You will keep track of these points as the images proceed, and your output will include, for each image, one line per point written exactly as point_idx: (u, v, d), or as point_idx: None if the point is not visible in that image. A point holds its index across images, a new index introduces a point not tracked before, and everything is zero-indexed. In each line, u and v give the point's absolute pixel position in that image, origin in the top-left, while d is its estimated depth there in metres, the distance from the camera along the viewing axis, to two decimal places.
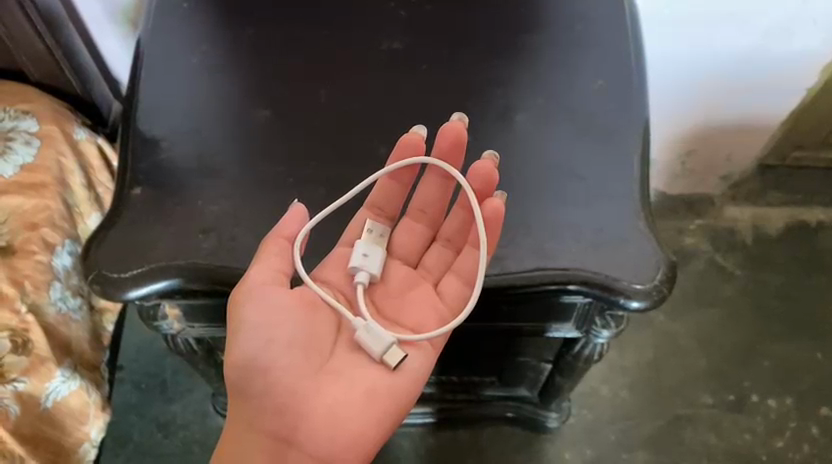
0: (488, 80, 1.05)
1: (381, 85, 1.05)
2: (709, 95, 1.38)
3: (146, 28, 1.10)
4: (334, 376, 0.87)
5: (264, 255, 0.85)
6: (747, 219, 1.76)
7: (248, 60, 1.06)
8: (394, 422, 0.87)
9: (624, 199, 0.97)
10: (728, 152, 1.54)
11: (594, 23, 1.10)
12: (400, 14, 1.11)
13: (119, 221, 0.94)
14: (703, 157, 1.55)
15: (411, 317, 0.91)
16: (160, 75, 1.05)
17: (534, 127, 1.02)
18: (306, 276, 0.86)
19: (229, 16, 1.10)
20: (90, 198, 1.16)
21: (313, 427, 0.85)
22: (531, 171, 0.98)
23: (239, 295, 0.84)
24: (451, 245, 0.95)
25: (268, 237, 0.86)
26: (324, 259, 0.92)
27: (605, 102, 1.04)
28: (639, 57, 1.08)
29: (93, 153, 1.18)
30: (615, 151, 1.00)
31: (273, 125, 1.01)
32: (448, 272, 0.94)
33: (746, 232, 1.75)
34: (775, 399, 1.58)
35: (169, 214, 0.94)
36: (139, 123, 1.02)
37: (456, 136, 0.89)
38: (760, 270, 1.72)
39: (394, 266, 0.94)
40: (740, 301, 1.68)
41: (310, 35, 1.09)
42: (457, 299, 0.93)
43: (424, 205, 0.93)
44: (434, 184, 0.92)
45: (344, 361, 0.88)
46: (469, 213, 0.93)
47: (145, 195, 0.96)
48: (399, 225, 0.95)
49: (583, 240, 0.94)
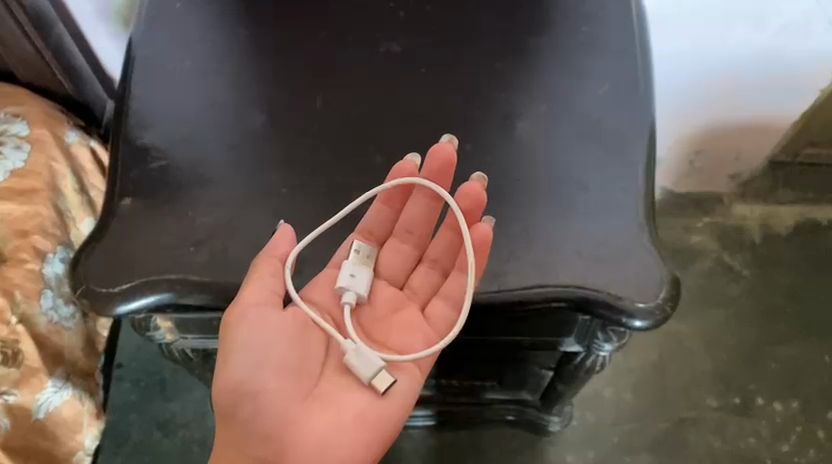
0: (491, 85, 1.02)
1: (379, 89, 1.02)
2: (719, 95, 1.34)
3: (138, 27, 1.06)
4: (322, 400, 0.86)
5: (258, 273, 0.84)
6: (756, 218, 1.72)
7: (243, 63, 1.03)
8: (381, 447, 0.87)
9: (629, 211, 0.94)
10: (737, 151, 1.50)
11: (600, 24, 1.06)
12: (400, 15, 1.07)
13: (108, 232, 0.92)
14: (712, 156, 1.51)
15: (399, 339, 0.90)
16: (152, 79, 1.02)
17: (538, 135, 0.98)
18: (298, 297, 0.85)
19: (224, 16, 1.06)
20: (82, 202, 1.13)
21: (300, 451, 0.84)
22: (534, 183, 0.95)
23: (234, 315, 0.84)
24: (438, 266, 0.94)
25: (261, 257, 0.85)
26: (310, 279, 0.90)
27: (611, 109, 1.00)
28: (647, 62, 1.04)
29: (85, 156, 1.15)
30: (621, 161, 0.97)
31: (268, 131, 0.98)
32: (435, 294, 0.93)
33: (755, 230, 1.72)
34: (781, 403, 1.55)
35: (161, 225, 0.92)
36: (130, 130, 0.99)
37: (446, 160, 0.88)
38: (769, 270, 1.69)
39: (381, 286, 0.92)
40: (747, 302, 1.66)
41: (307, 36, 1.05)
42: (444, 321, 0.91)
43: (412, 225, 0.92)
44: (422, 205, 0.91)
45: (333, 385, 0.87)
46: (458, 235, 0.91)
47: (136, 205, 0.93)
48: (386, 245, 0.93)
49: (586, 255, 0.91)
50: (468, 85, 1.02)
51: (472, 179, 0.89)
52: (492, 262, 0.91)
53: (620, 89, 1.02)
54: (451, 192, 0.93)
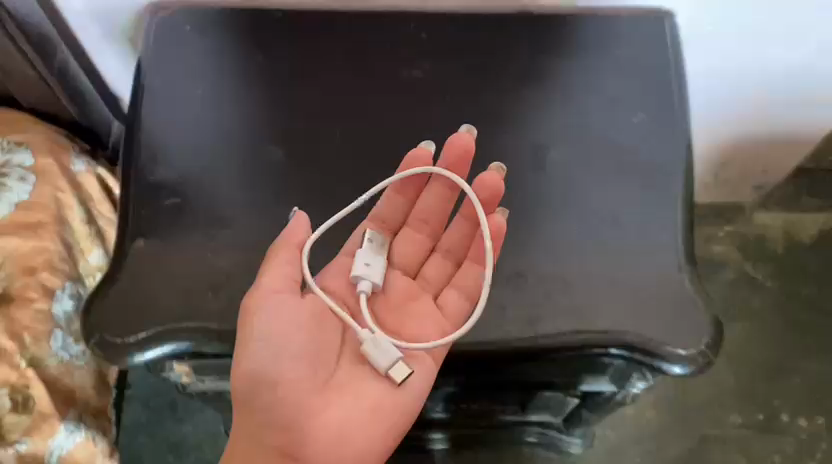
0: (519, 114, 0.97)
1: (402, 119, 0.97)
2: (749, 110, 1.29)
3: (148, 54, 1.00)
4: (338, 389, 0.84)
5: (276, 262, 0.80)
6: (778, 226, 1.69)
7: (257, 90, 0.97)
8: (397, 435, 0.85)
9: (669, 248, 0.90)
10: (763, 165, 1.45)
11: (631, 46, 1.02)
12: (422, 37, 1.02)
13: (121, 278, 0.87)
14: (737, 168, 1.47)
15: (413, 328, 0.88)
16: (164, 111, 0.97)
17: (571, 167, 0.94)
18: (315, 286, 0.81)
19: (237, 41, 1.00)
20: (91, 233, 1.08)
21: (316, 443, 0.82)
22: (569, 221, 0.90)
23: (250, 304, 0.79)
24: (450, 256, 0.92)
25: (280, 245, 0.81)
26: (325, 266, 0.87)
27: (648, 139, 0.96)
28: (683, 86, 1.00)
29: (93, 186, 1.10)
30: (658, 194, 0.93)
31: (286, 165, 0.93)
32: (448, 284, 0.91)
33: (777, 239, 1.68)
34: (807, 418, 1.53)
35: (178, 269, 0.87)
36: (143, 171, 0.93)
37: (464, 151, 0.86)
38: (792, 280, 1.65)
39: (396, 275, 0.90)
40: (771, 314, 1.62)
41: (324, 61, 1.00)
42: (458, 311, 0.89)
43: (427, 216, 0.91)
44: (437, 194, 0.90)
45: (349, 375, 0.85)
46: (472, 225, 0.90)
47: (149, 248, 0.89)
48: (400, 236, 0.92)
49: (626, 300, 0.86)
50: (496, 113, 0.97)
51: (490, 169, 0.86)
52: (527, 306, 0.86)
53: (653, 116, 0.97)
54: (467, 181, 0.91)
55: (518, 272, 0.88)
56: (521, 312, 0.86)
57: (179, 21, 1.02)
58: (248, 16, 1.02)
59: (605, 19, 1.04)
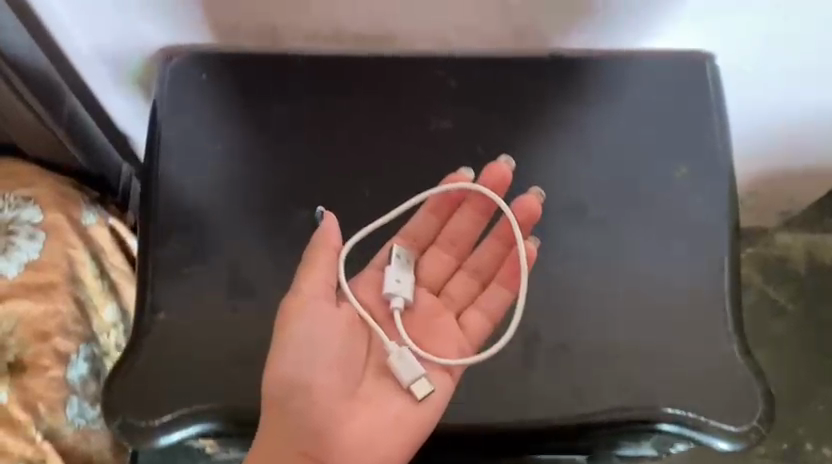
0: (557, 168, 0.91)
1: (433, 175, 0.91)
2: (786, 149, 1.22)
3: (161, 105, 0.94)
4: (364, 399, 0.78)
5: (317, 266, 0.77)
6: (800, 246, 1.63)
7: (280, 145, 0.92)
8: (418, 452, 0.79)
9: (717, 318, 0.86)
10: (792, 193, 1.40)
11: (671, 92, 0.96)
12: (450, 84, 0.96)
13: (143, 355, 0.83)
14: (766, 196, 1.42)
15: (437, 348, 0.83)
16: (181, 169, 0.91)
17: (613, 227, 0.89)
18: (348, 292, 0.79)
19: (256, 91, 0.95)
20: (104, 288, 1.04)
21: (340, 456, 0.77)
22: (614, 288, 0.86)
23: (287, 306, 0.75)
24: (477, 276, 0.87)
25: (317, 248, 0.78)
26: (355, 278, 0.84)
27: (691, 193, 0.91)
28: (725, 134, 0.95)
29: (105, 237, 1.05)
30: (704, 258, 0.89)
31: (312, 228, 0.88)
32: (472, 303, 0.86)
33: (799, 264, 1.63)
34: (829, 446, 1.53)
35: (202, 345, 0.83)
36: (163, 237, 0.88)
37: (503, 178, 0.83)
38: (816, 303, 1.62)
39: (423, 295, 0.85)
40: (793, 339, 1.60)
41: (348, 112, 0.94)
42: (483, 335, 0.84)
43: (457, 237, 0.87)
44: (469, 216, 0.86)
45: (376, 385, 0.79)
46: (503, 246, 0.86)
47: (171, 321, 0.84)
48: (428, 254, 0.87)
49: (675, 374, 0.83)
50: (533, 167, 0.91)
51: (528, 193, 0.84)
52: (572, 381, 0.82)
53: (697, 169, 0.93)
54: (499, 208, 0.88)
55: (561, 344, 0.83)
56: (565, 387, 0.82)
57: (194, 68, 0.96)
58: (266, 62, 0.96)
59: (644, 60, 0.98)
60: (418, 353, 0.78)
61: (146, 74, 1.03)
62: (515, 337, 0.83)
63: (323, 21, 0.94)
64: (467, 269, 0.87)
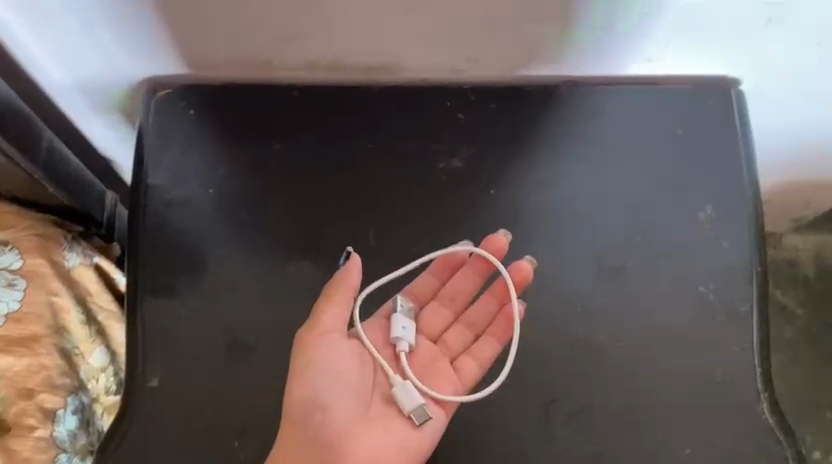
0: (572, 214, 0.85)
1: (443, 221, 0.85)
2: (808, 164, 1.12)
3: (146, 144, 0.87)
4: (372, 421, 0.74)
5: (337, 298, 0.72)
6: (809, 248, 1.55)
7: (277, 192, 0.85)
8: None
9: (747, 375, 0.81)
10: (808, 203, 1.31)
11: (695, 125, 0.88)
12: (459, 119, 0.88)
13: (136, 423, 0.79)
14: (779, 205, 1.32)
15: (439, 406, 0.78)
16: (168, 217, 0.85)
17: (634, 278, 0.83)
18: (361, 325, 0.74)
19: (247, 129, 0.88)
20: (90, 332, 0.98)
21: None
22: (634, 346, 0.82)
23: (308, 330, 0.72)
24: (473, 328, 0.81)
25: (339, 279, 0.73)
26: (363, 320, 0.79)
27: (716, 239, 0.84)
28: (753, 170, 0.87)
29: (90, 277, 0.99)
30: (733, 309, 0.82)
31: (312, 284, 0.83)
32: (466, 351, 0.80)
33: (806, 264, 1.57)
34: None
35: (199, 412, 0.79)
36: (151, 295, 0.83)
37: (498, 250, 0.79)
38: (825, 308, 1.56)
39: (419, 352, 0.79)
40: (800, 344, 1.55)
41: (349, 153, 0.87)
42: (472, 387, 0.79)
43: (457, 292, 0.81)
44: (470, 273, 0.81)
45: (385, 409, 0.75)
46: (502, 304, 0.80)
47: (165, 386, 0.80)
48: (428, 306, 0.81)
49: (698, 439, 0.79)
50: (547, 214, 0.85)
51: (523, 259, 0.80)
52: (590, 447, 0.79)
53: (725, 212, 0.85)
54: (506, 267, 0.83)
55: (581, 406, 0.80)
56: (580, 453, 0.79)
57: (180, 105, 0.88)
58: (258, 96, 0.89)
59: (666, 88, 0.89)
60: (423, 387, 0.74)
61: (130, 103, 0.94)
62: (530, 401, 0.80)
63: (321, 53, 0.85)
64: (475, 328, 0.81)
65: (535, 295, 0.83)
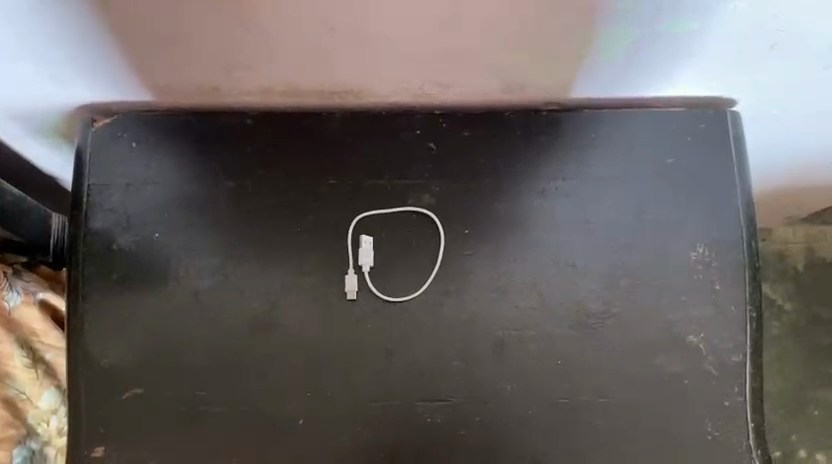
0: (554, 254, 0.78)
1: (413, 267, 0.77)
2: (803, 169, 1.01)
3: (81, 179, 0.78)
4: (327, 406, 0.75)
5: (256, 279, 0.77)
6: (800, 240, 1.29)
7: (231, 237, 0.77)
8: (389, 453, 0.74)
9: (738, 433, 0.76)
10: (800, 203, 1.16)
11: (690, 153, 0.80)
12: (430, 149, 0.79)
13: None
14: (771, 207, 1.16)
15: (406, 443, 0.74)
16: (109, 265, 0.77)
17: (620, 327, 0.77)
18: (301, 300, 0.76)
19: (192, 163, 0.78)
20: (38, 374, 0.90)
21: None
22: (622, 403, 0.76)
23: (241, 326, 0.76)
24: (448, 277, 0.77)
25: (249, 269, 0.77)
26: (314, 304, 0.76)
27: (709, 282, 0.78)
28: (750, 204, 0.80)
29: (35, 315, 0.92)
30: (724, 361, 0.77)
31: (271, 339, 0.76)
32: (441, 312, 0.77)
33: (797, 256, 1.29)
34: (826, 454, 1.21)
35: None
36: (93, 353, 0.75)
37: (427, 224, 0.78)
38: (820, 302, 1.27)
39: (398, 296, 0.77)
40: (788, 343, 1.26)
41: (309, 190, 0.78)
42: (450, 389, 0.76)
43: (425, 238, 0.77)
44: (439, 226, 0.78)
45: (337, 395, 0.75)
46: (466, 265, 0.77)
47: (112, 457, 0.74)
48: (399, 254, 0.77)
49: None
50: (527, 257, 0.78)
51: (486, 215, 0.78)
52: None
53: (719, 252, 0.78)
54: (476, 296, 0.77)
55: None
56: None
57: (120, 137, 0.78)
58: (208, 125, 0.79)
59: (659, 111, 0.80)
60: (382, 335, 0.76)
61: (67, 127, 0.84)
62: None
63: (276, 81, 0.75)
64: (449, 387, 0.76)
65: (515, 348, 0.76)
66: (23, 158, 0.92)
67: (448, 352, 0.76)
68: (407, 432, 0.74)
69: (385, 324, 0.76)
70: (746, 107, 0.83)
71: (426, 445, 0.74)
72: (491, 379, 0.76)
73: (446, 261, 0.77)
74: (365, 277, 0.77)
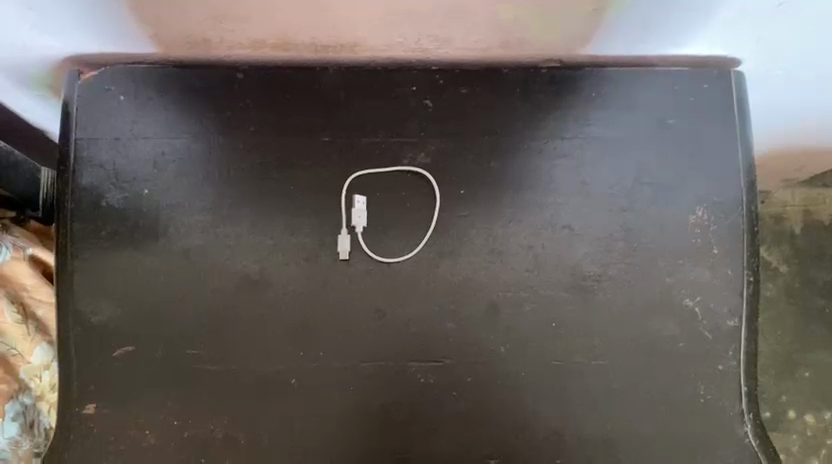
0: (551, 216, 0.77)
1: (407, 227, 0.76)
2: (805, 131, 0.99)
3: (69, 134, 0.76)
4: (320, 366, 0.74)
5: (251, 239, 0.75)
6: (798, 203, 1.28)
7: (222, 194, 0.76)
8: (382, 413, 0.74)
9: (730, 397, 0.76)
10: (800, 166, 1.15)
11: (692, 114, 0.78)
12: (427, 106, 0.77)
13: (68, 455, 0.73)
14: (771, 169, 1.15)
15: (398, 404, 0.74)
16: (98, 221, 0.75)
17: (615, 290, 0.76)
18: (297, 260, 0.75)
19: (183, 119, 0.76)
20: (29, 330, 0.89)
21: (302, 424, 0.74)
22: (615, 367, 0.76)
23: (236, 286, 0.75)
24: (444, 240, 0.76)
25: (244, 229, 0.76)
26: (308, 263, 0.75)
27: (707, 246, 0.77)
28: (751, 167, 0.78)
29: (24, 272, 0.92)
30: (720, 325, 0.77)
31: (263, 298, 0.75)
32: (436, 273, 0.76)
33: (794, 219, 1.28)
34: (815, 415, 1.22)
35: (141, 443, 0.73)
36: (83, 311, 0.75)
37: (424, 187, 0.76)
38: (815, 265, 1.27)
39: (391, 257, 0.76)
40: (781, 305, 1.26)
41: (302, 147, 0.76)
42: (444, 351, 0.75)
43: (421, 200, 0.76)
44: (436, 188, 0.76)
45: (332, 355, 0.75)
46: (465, 228, 0.76)
47: (103, 414, 0.74)
48: (394, 216, 0.76)
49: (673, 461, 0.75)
50: (523, 218, 0.77)
51: (484, 176, 0.77)
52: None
53: (718, 215, 0.77)
54: (472, 258, 0.76)
55: (554, 431, 0.75)
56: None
57: (108, 90, 0.76)
58: (198, 79, 0.77)
59: (661, 69, 0.78)
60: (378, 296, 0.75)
61: (54, 81, 0.82)
62: (500, 427, 0.74)
63: (268, 34, 0.73)
64: (442, 348, 0.75)
65: (509, 310, 0.76)
66: (10, 110, 0.90)
67: (442, 313, 0.75)
68: (400, 393, 0.74)
69: (380, 286, 0.75)
70: (750, 67, 0.81)
71: (418, 405, 0.74)
72: (485, 340, 0.75)
73: (443, 223, 0.76)
74: (359, 237, 0.76)
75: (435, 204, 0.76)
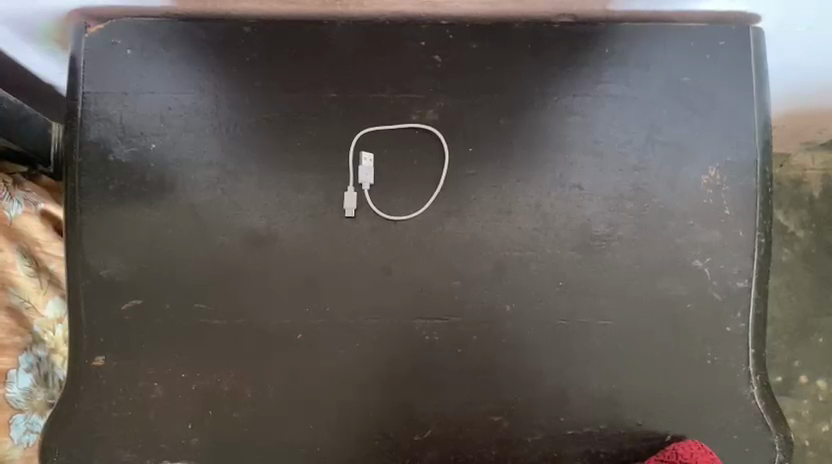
0: (560, 174, 0.76)
1: (414, 185, 0.75)
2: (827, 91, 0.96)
3: (75, 89, 0.76)
4: (326, 323, 0.75)
5: (257, 195, 0.75)
6: (818, 168, 1.25)
7: (230, 150, 0.75)
8: (387, 369, 0.75)
9: (738, 358, 0.76)
10: (822, 127, 1.12)
11: (708, 72, 0.76)
12: (435, 62, 0.76)
13: (79, 405, 0.75)
14: (791, 131, 1.12)
15: (404, 360, 0.75)
16: (106, 175, 0.75)
17: (623, 250, 0.75)
18: (303, 217, 0.75)
19: (190, 74, 0.76)
20: (40, 283, 0.91)
21: (308, 379, 0.75)
22: (622, 327, 0.75)
23: (243, 242, 0.75)
24: (450, 198, 0.76)
25: (250, 184, 0.75)
26: (314, 220, 0.75)
27: (718, 206, 0.76)
28: (767, 127, 0.77)
29: (34, 225, 0.92)
30: (730, 287, 0.76)
31: (268, 254, 0.75)
32: (442, 231, 0.75)
33: (815, 183, 1.25)
34: (827, 380, 1.21)
35: (149, 394, 0.75)
36: (92, 265, 0.75)
37: (431, 144, 0.76)
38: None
39: (397, 216, 0.75)
40: (796, 270, 1.24)
41: (309, 103, 0.76)
42: (450, 309, 0.75)
43: (428, 157, 0.76)
44: (444, 145, 0.76)
45: (337, 313, 0.75)
46: (472, 186, 0.76)
47: (112, 367, 0.75)
48: (400, 173, 0.75)
49: (676, 420, 0.75)
50: (533, 177, 0.76)
51: (492, 133, 0.76)
52: (566, 433, 0.75)
53: (731, 176, 0.76)
54: (478, 217, 0.76)
55: (559, 391, 0.75)
56: (555, 443, 0.74)
57: (114, 44, 0.76)
58: (204, 32, 0.76)
59: (678, 25, 0.76)
60: (384, 253, 0.75)
61: (60, 35, 0.81)
62: (505, 385, 0.75)
63: None
64: (448, 306, 0.75)
65: (517, 269, 0.75)
66: (19, 65, 0.89)
67: (448, 273, 0.75)
68: (405, 350, 0.75)
69: (386, 243, 0.75)
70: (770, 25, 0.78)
71: (423, 362, 0.75)
72: (491, 299, 0.75)
73: (450, 182, 0.76)
74: (365, 194, 0.75)
75: (443, 161, 0.76)
